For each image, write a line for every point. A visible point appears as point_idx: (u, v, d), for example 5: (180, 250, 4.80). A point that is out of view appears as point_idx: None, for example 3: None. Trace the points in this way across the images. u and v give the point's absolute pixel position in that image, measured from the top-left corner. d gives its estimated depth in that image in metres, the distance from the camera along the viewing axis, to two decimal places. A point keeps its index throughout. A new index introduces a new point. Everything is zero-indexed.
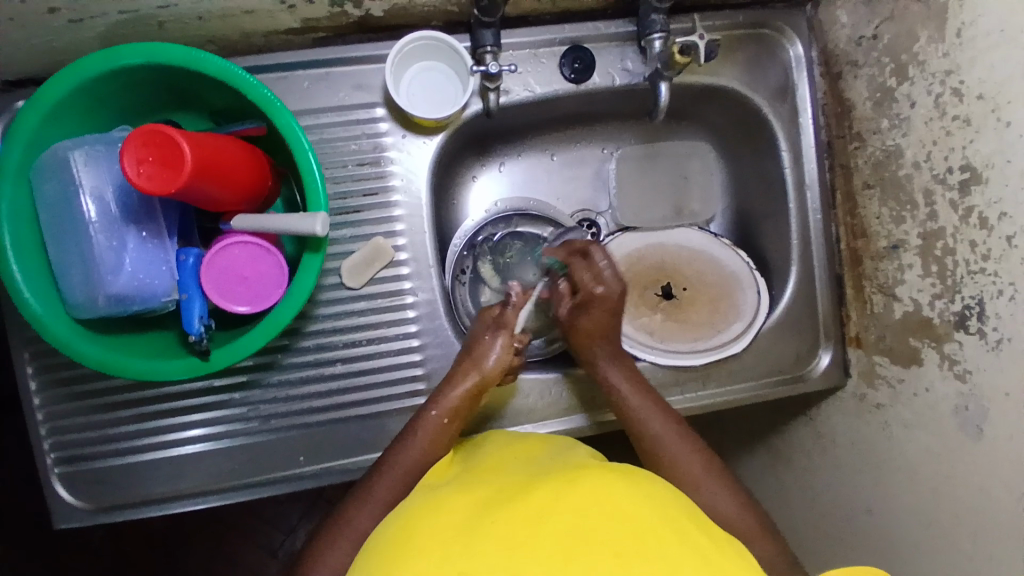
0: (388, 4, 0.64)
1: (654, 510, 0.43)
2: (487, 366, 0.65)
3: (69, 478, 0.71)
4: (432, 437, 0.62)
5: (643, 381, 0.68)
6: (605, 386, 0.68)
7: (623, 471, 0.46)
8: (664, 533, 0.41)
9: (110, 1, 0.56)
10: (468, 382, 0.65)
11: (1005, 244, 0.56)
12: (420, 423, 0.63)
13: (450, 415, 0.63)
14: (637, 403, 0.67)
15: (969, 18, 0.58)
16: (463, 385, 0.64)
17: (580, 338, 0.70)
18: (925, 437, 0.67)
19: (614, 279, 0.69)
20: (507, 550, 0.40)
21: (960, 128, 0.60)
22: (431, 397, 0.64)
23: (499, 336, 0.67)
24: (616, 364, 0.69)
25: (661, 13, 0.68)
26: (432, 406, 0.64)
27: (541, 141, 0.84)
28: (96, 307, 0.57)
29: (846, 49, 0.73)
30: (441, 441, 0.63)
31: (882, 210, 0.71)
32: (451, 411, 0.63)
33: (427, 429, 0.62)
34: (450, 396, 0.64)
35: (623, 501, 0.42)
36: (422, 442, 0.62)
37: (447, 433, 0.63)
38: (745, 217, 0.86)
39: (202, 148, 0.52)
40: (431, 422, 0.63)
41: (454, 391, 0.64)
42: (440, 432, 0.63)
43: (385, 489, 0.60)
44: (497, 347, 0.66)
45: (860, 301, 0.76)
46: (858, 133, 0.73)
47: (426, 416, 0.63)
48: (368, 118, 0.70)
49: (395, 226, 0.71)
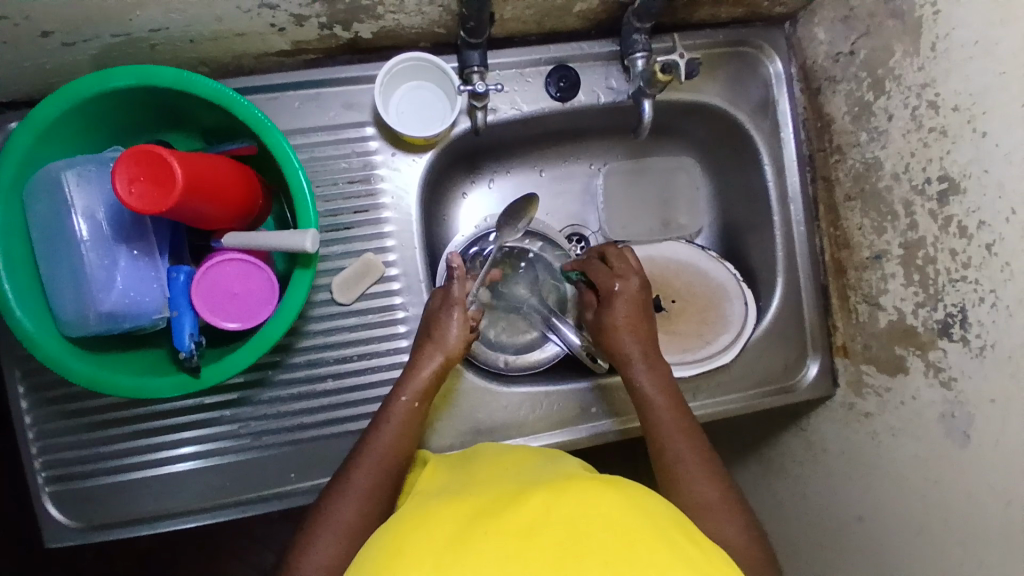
0: (378, 26, 0.66)
1: (641, 518, 0.43)
2: (449, 345, 0.66)
3: (60, 497, 0.71)
4: (405, 421, 0.64)
5: (673, 391, 0.67)
6: (636, 392, 0.67)
7: (612, 479, 0.47)
8: (651, 540, 0.42)
9: (104, 24, 0.57)
10: (433, 363, 0.66)
11: (985, 251, 0.57)
12: (391, 411, 0.64)
13: (421, 398, 0.65)
14: (653, 418, 0.65)
15: (943, 32, 0.59)
16: (429, 367, 0.66)
17: (615, 339, 0.70)
18: (914, 444, 0.67)
19: (633, 274, 0.72)
20: (496, 561, 0.40)
21: (937, 140, 0.61)
22: (401, 382, 0.66)
23: (455, 314, 0.67)
24: (649, 368, 0.68)
25: (642, 33, 0.70)
26: (401, 392, 0.65)
27: (530, 158, 0.86)
28: (88, 324, 0.58)
29: (824, 65, 0.75)
30: (413, 423, 0.64)
31: (864, 220, 0.72)
32: (421, 393, 0.65)
33: (399, 415, 0.64)
34: (417, 378, 0.65)
35: (610, 511, 0.42)
36: (395, 428, 0.63)
37: (419, 414, 0.65)
38: (731, 230, 0.88)
39: (192, 167, 0.53)
40: (402, 408, 0.64)
41: (421, 372, 0.65)
42: (413, 415, 0.64)
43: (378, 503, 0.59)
44: (455, 326, 0.67)
45: (846, 310, 0.77)
46: (838, 146, 0.75)
47: (397, 403, 0.64)
48: (358, 137, 0.71)
49: (385, 241, 0.72)
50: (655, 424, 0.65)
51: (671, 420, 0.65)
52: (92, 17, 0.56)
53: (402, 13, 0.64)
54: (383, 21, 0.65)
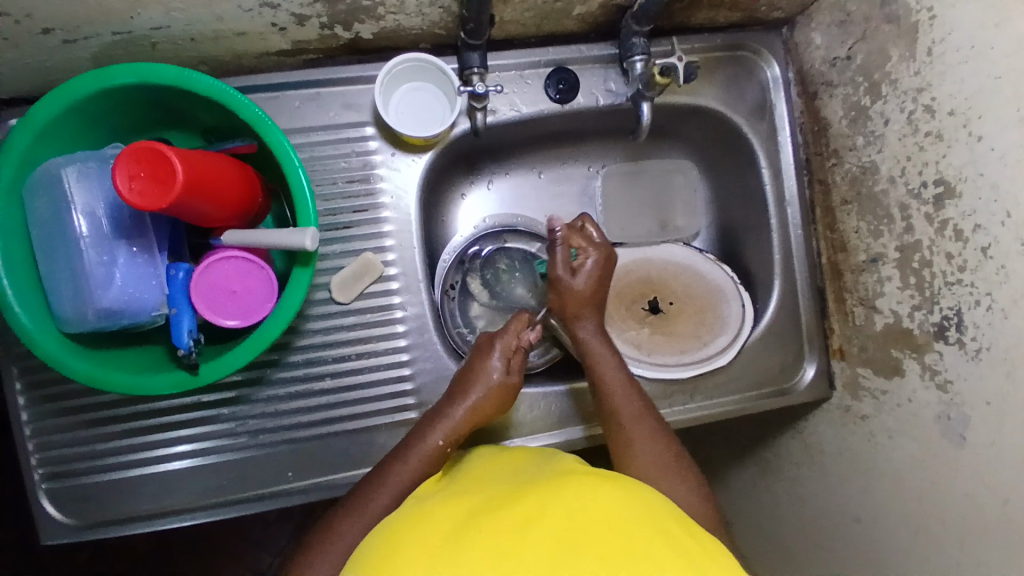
0: (378, 27, 0.66)
1: (637, 513, 0.43)
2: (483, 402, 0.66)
3: (56, 495, 0.71)
4: (428, 460, 0.62)
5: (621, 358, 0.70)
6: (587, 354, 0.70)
7: (607, 476, 0.47)
8: (646, 533, 0.42)
9: (105, 23, 0.58)
10: (468, 412, 0.65)
11: (980, 254, 0.58)
12: (420, 449, 0.62)
13: (451, 444, 0.64)
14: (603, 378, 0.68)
15: (938, 37, 0.60)
16: (464, 415, 0.65)
17: (574, 304, 0.72)
18: (911, 446, 0.68)
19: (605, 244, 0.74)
20: (494, 555, 0.40)
21: (933, 143, 0.62)
22: (434, 423, 0.64)
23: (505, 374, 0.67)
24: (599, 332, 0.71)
25: (641, 36, 0.71)
26: (433, 434, 0.63)
27: (528, 160, 0.86)
28: (86, 322, 0.58)
29: (820, 69, 0.75)
30: (433, 466, 0.63)
31: (860, 223, 0.73)
32: (452, 440, 0.64)
33: (426, 456, 0.62)
34: (452, 423, 0.64)
35: (606, 506, 0.43)
36: (416, 464, 0.62)
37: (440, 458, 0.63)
38: (728, 233, 0.88)
39: (192, 164, 0.53)
40: (432, 449, 0.63)
41: (458, 417, 0.65)
42: (437, 458, 0.63)
43: (377, 502, 0.59)
44: (501, 382, 0.66)
45: (842, 313, 0.78)
46: (835, 149, 0.75)
47: (429, 443, 0.63)
48: (358, 137, 0.72)
49: (384, 241, 0.72)
50: (603, 384, 0.68)
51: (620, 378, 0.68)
52: (93, 16, 0.57)
53: (403, 14, 0.65)
54: (383, 22, 0.66)
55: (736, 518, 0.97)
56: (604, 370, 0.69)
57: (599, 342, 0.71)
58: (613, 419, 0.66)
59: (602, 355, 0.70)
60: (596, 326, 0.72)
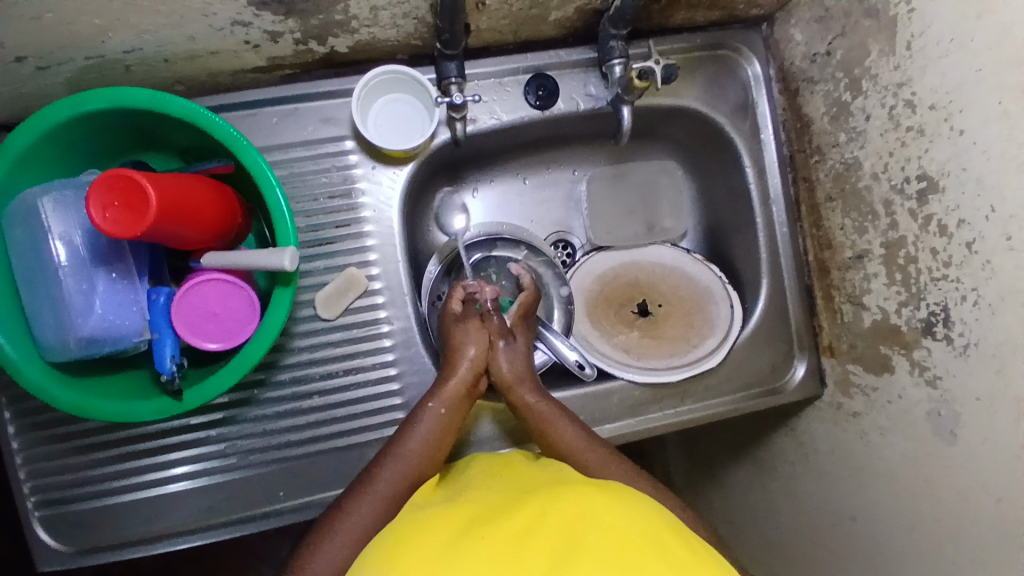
0: (353, 40, 0.66)
1: (635, 524, 0.43)
2: (471, 359, 0.67)
3: (49, 522, 0.70)
4: (434, 426, 0.63)
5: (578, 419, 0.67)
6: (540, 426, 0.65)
7: (607, 486, 0.47)
8: (642, 546, 0.41)
9: (75, 48, 0.57)
10: (460, 373, 0.66)
11: (965, 250, 0.57)
12: (419, 415, 0.64)
13: (449, 406, 0.64)
14: (567, 445, 0.64)
15: (918, 30, 0.59)
16: (456, 375, 0.66)
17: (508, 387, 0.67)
18: (903, 443, 0.67)
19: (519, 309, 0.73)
20: (495, 561, 0.40)
21: (914, 138, 0.61)
22: (431, 390, 0.66)
23: (464, 327, 0.69)
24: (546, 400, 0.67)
25: (618, 39, 0.70)
26: (430, 398, 0.64)
27: (512, 166, 0.85)
28: (68, 350, 0.57)
29: (801, 66, 0.74)
30: (442, 429, 0.63)
31: (845, 221, 0.72)
32: (450, 402, 0.65)
33: (427, 421, 0.63)
34: (449, 387, 0.65)
35: (605, 517, 0.42)
36: (421, 433, 0.62)
37: (448, 422, 0.64)
38: (715, 232, 0.88)
39: (166, 190, 0.53)
40: (430, 412, 0.64)
41: (455, 380, 0.66)
42: (440, 422, 0.63)
43: None
44: (468, 335, 0.68)
45: (830, 311, 0.77)
46: (818, 146, 0.75)
47: (427, 407, 0.64)
48: (337, 151, 0.71)
49: (367, 255, 0.72)
50: (562, 446, 0.64)
51: (575, 435, 0.64)
52: (62, 41, 0.56)
53: (376, 26, 0.64)
54: (358, 36, 0.65)
55: (734, 516, 0.97)
56: (557, 432, 0.64)
57: (545, 407, 0.66)
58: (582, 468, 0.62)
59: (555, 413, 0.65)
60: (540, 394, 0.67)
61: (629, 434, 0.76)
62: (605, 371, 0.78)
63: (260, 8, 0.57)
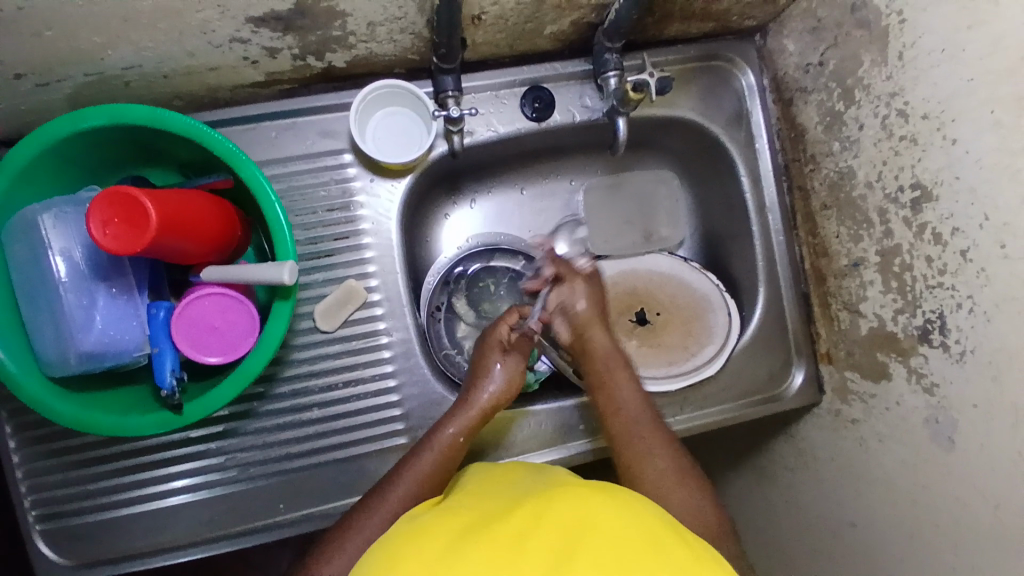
0: (350, 55, 0.66)
1: (632, 531, 0.42)
2: (501, 384, 0.68)
3: (50, 535, 0.70)
4: (443, 454, 0.63)
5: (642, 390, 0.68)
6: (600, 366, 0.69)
7: (604, 488, 0.46)
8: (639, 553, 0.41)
9: (75, 64, 0.58)
10: (485, 399, 0.67)
11: (960, 258, 0.58)
12: (434, 441, 0.64)
13: (465, 435, 0.65)
14: (617, 402, 0.66)
15: (910, 41, 0.59)
16: (481, 405, 0.66)
17: (585, 322, 0.71)
18: (901, 449, 0.68)
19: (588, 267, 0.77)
20: (494, 560, 0.40)
21: (908, 148, 0.62)
22: (448, 416, 0.66)
23: (507, 357, 0.69)
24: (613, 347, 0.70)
25: (613, 52, 0.71)
26: (448, 425, 0.65)
27: (509, 177, 0.86)
28: (70, 365, 0.58)
29: (795, 76, 0.75)
30: (450, 458, 0.63)
31: (841, 229, 0.73)
32: (466, 431, 0.65)
33: (441, 447, 0.63)
34: (467, 415, 0.66)
35: (601, 524, 0.42)
36: (430, 458, 0.62)
37: (458, 451, 0.64)
38: (712, 241, 0.88)
39: (165, 206, 0.53)
40: (445, 439, 0.64)
41: (476, 407, 0.66)
42: (454, 450, 0.64)
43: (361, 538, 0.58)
44: (506, 367, 0.69)
45: (827, 318, 0.78)
46: (812, 155, 0.75)
47: (443, 433, 0.64)
48: (336, 164, 0.72)
49: (366, 267, 0.72)
50: (614, 395, 0.66)
51: (632, 398, 0.66)
52: (63, 58, 0.56)
53: (374, 41, 0.65)
54: (356, 50, 0.65)
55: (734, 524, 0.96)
56: (615, 380, 0.67)
57: (607, 351, 0.69)
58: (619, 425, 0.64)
59: (615, 367, 0.69)
60: (607, 341, 0.70)
61: None
62: None
63: (258, 25, 0.57)
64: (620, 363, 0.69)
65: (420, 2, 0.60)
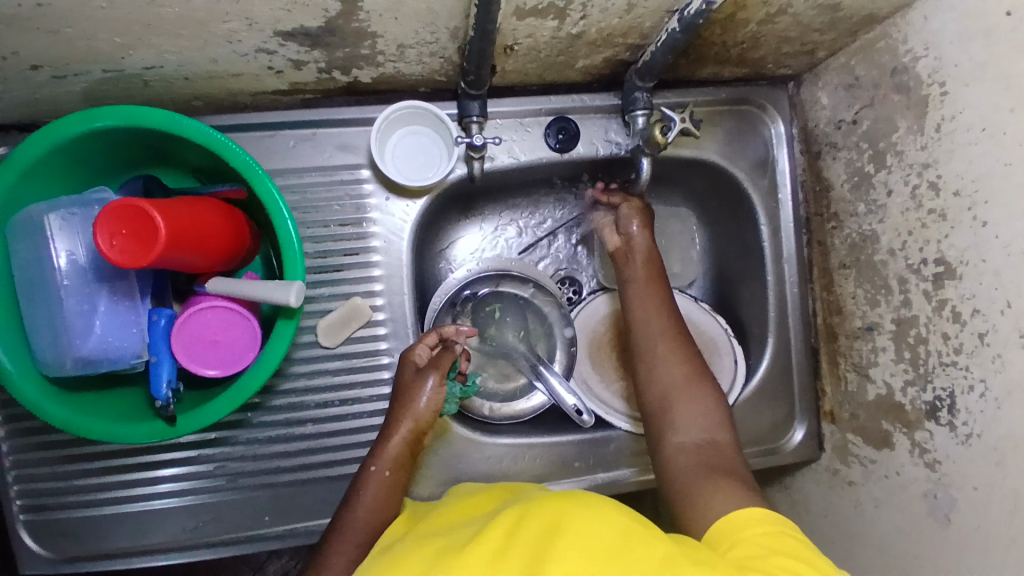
0: (377, 72, 0.65)
1: (600, 527, 0.43)
2: (420, 410, 0.65)
3: (35, 526, 0.70)
4: (378, 491, 0.63)
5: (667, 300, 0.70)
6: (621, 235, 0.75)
7: (573, 495, 0.47)
8: (608, 551, 0.41)
9: (95, 61, 0.56)
10: (402, 428, 0.65)
11: (977, 340, 0.57)
12: (362, 482, 0.63)
13: (393, 467, 0.64)
14: (636, 299, 0.70)
15: (949, 114, 0.58)
16: (399, 434, 0.65)
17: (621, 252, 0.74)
18: (897, 518, 0.67)
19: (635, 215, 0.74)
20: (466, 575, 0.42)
21: (935, 222, 0.60)
22: (373, 451, 0.65)
23: (422, 377, 0.66)
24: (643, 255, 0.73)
25: (644, 91, 0.69)
26: (373, 462, 0.64)
27: (524, 201, 0.84)
28: (64, 369, 0.57)
29: (825, 130, 0.74)
30: (387, 495, 0.63)
31: (858, 290, 0.72)
32: (393, 461, 0.64)
33: (371, 487, 0.63)
34: (389, 449, 0.64)
35: (569, 523, 0.43)
36: (368, 500, 0.62)
37: (393, 484, 0.64)
38: (723, 283, 0.87)
39: (175, 219, 0.52)
40: (370, 477, 0.63)
41: (395, 439, 0.65)
42: (387, 485, 0.63)
43: None
44: (428, 392, 0.66)
45: (835, 376, 0.77)
46: (835, 213, 0.74)
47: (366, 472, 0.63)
48: (353, 179, 0.71)
49: (373, 286, 0.71)
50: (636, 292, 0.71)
51: (648, 295, 0.70)
52: (83, 55, 0.55)
53: (402, 62, 0.63)
54: (383, 69, 0.64)
55: None
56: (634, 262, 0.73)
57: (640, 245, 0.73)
58: (643, 343, 0.67)
59: (647, 262, 0.72)
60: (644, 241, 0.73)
61: (622, 483, 0.76)
62: (603, 420, 0.79)
63: (286, 39, 0.56)
64: (652, 259, 0.73)
65: (453, 29, 0.58)
